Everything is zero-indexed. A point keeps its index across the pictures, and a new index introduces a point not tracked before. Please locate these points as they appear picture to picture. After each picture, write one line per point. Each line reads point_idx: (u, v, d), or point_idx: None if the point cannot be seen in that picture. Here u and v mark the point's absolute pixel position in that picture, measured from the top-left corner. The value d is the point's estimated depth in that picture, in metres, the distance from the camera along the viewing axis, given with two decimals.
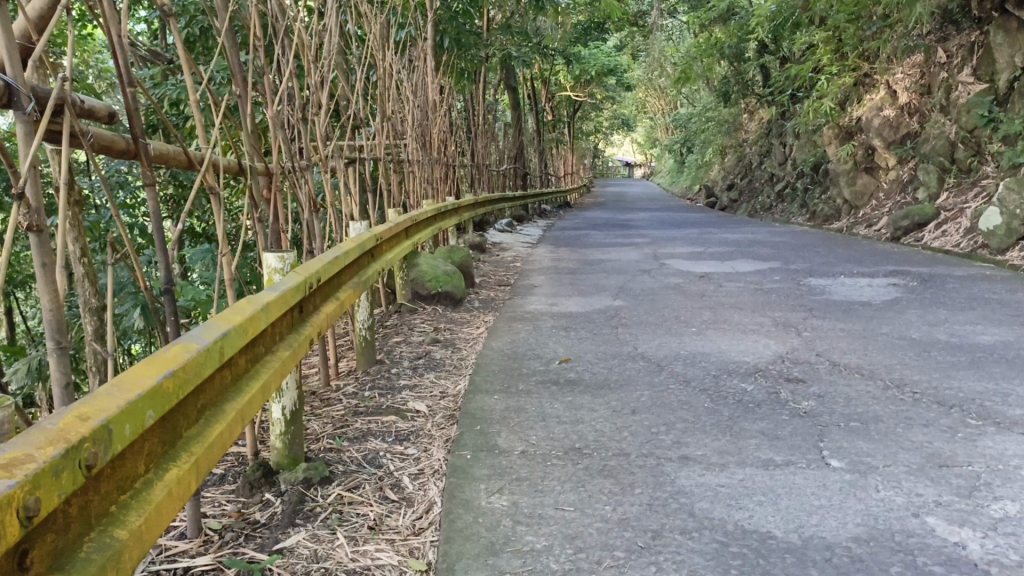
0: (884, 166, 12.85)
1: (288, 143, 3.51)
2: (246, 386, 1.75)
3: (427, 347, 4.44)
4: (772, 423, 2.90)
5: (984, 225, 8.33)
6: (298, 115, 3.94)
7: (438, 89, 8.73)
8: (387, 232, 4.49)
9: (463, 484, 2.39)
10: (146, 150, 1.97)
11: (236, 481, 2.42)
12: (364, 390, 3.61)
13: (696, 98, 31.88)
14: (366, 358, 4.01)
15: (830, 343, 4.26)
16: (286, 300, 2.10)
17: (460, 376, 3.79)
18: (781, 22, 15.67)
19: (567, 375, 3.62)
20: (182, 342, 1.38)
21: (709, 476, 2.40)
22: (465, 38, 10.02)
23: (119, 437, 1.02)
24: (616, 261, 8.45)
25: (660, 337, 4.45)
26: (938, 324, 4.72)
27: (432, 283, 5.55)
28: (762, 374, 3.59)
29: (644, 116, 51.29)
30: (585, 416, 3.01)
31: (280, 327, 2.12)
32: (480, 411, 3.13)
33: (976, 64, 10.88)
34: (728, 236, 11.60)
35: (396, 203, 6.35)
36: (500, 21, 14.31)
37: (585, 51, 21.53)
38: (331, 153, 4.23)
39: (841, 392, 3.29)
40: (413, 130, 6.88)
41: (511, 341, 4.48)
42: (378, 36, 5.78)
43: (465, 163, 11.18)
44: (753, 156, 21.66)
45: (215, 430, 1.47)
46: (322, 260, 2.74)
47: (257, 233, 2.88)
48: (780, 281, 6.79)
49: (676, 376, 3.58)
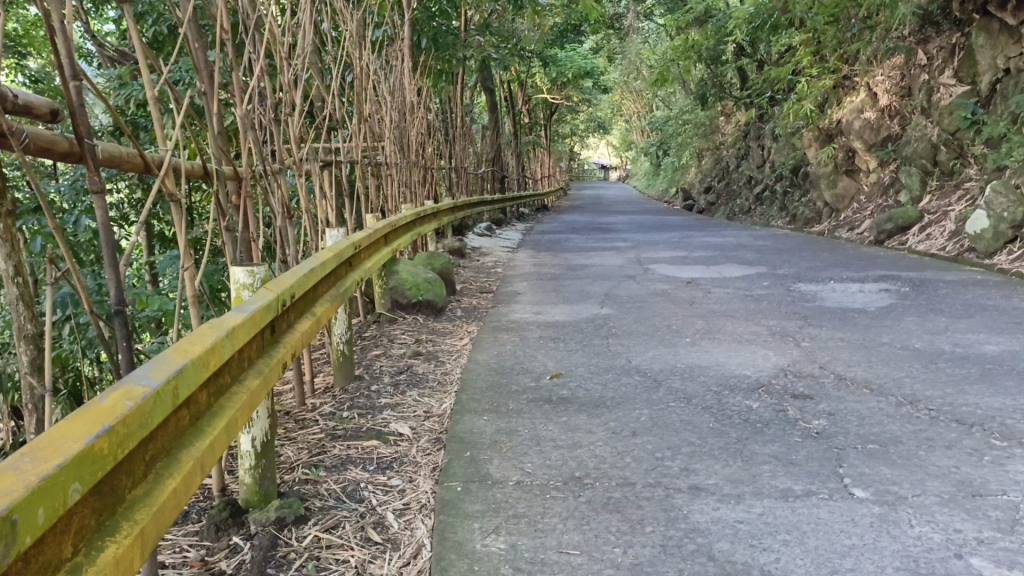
0: (864, 168, 12.78)
1: (260, 145, 3.26)
2: (208, 427, 1.50)
3: (409, 361, 4.19)
4: (785, 446, 2.70)
5: (970, 228, 8.24)
6: (270, 115, 3.68)
7: (416, 90, 8.48)
8: (366, 239, 4.24)
9: (455, 522, 2.16)
10: (93, 151, 1.72)
11: (202, 519, 2.17)
12: (342, 410, 3.36)
13: (671, 100, 31.82)
14: (344, 374, 3.76)
15: (832, 354, 4.07)
16: (256, 322, 1.85)
17: (445, 394, 3.55)
18: (760, 24, 15.59)
19: (560, 393, 3.39)
20: (127, 382, 1.15)
21: (725, 511, 2.18)
22: (443, 38, 9.77)
23: (27, 526, 0.79)
24: (599, 267, 8.24)
25: (654, 348, 4.24)
26: (939, 333, 4.56)
27: (411, 291, 5.30)
28: (766, 390, 3.39)
29: (619, 119, 51.28)
30: (584, 439, 2.78)
31: (248, 353, 1.87)
32: (470, 434, 2.89)
33: (957, 67, 10.82)
34: (710, 240, 11.45)
35: (374, 208, 6.09)
36: (478, 21, 14.06)
37: (561, 53, 21.33)
38: (306, 156, 3.99)
39: (852, 410, 3.09)
40: (391, 132, 6.63)
41: (497, 353, 4.25)
42: (355, 35, 5.54)
43: (442, 166, 10.93)
44: (731, 159, 21.61)
45: (169, 485, 1.23)
46: (297, 273, 2.48)
47: (226, 245, 2.62)
48: (769, 286, 6.62)
49: (675, 393, 3.36)
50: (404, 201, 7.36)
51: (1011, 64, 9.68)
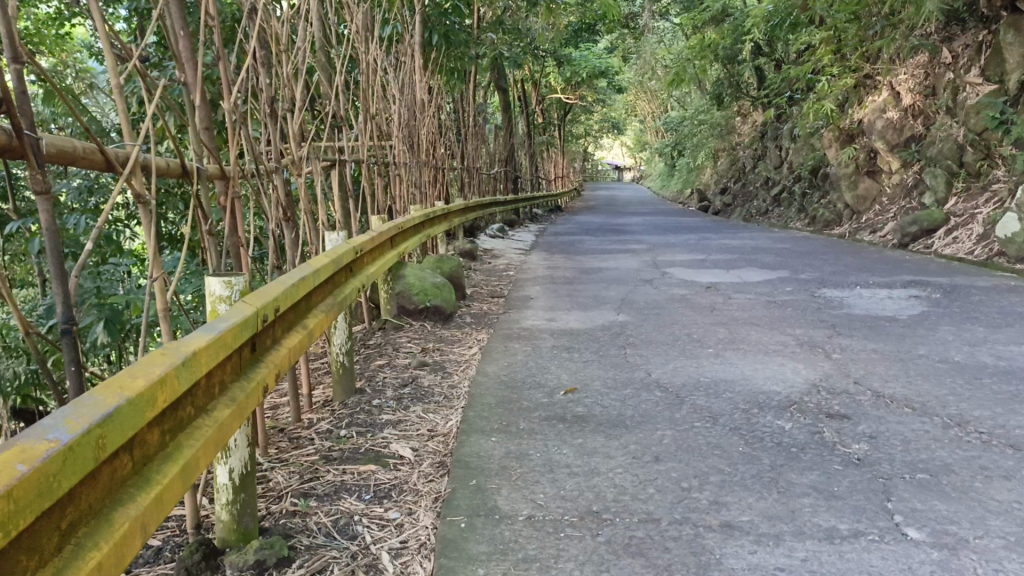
0: (887, 169, 12.43)
1: (253, 143, 3.03)
2: (158, 474, 1.26)
3: (414, 372, 3.95)
4: (825, 475, 2.43)
5: (1001, 232, 7.92)
6: (266, 110, 3.45)
7: (427, 88, 8.26)
8: (369, 243, 4.01)
9: (458, 567, 1.92)
10: (37, 150, 1.49)
11: (173, 561, 1.93)
12: (340, 428, 3.13)
13: (687, 100, 31.44)
14: (344, 388, 3.52)
15: (866, 367, 3.79)
16: (227, 341, 1.61)
17: (451, 409, 3.31)
18: (779, 22, 15.27)
19: (575, 410, 3.14)
20: (26, 441, 0.91)
21: (764, 555, 1.93)
22: (455, 36, 9.53)
23: None
24: (615, 270, 7.98)
25: (675, 360, 3.97)
26: (980, 344, 4.27)
27: (419, 297, 5.08)
28: (798, 408, 3.12)
29: (633, 119, 50.88)
30: (601, 465, 2.53)
31: (217, 376, 1.63)
32: (476, 458, 2.64)
33: (984, 64, 10.45)
34: (728, 243, 11.16)
35: (381, 210, 5.85)
36: (490, 19, 13.81)
37: (576, 53, 21.05)
38: (307, 154, 3.75)
39: (895, 432, 2.82)
40: (400, 131, 6.39)
41: (508, 364, 4.00)
42: (361, 29, 5.32)
43: (454, 166, 10.70)
44: (748, 159, 21.26)
45: (90, 563, 0.99)
46: (283, 283, 2.24)
47: (208, 252, 2.39)
48: (793, 292, 6.34)
49: (700, 411, 3.10)
50: (414, 202, 7.14)
51: None
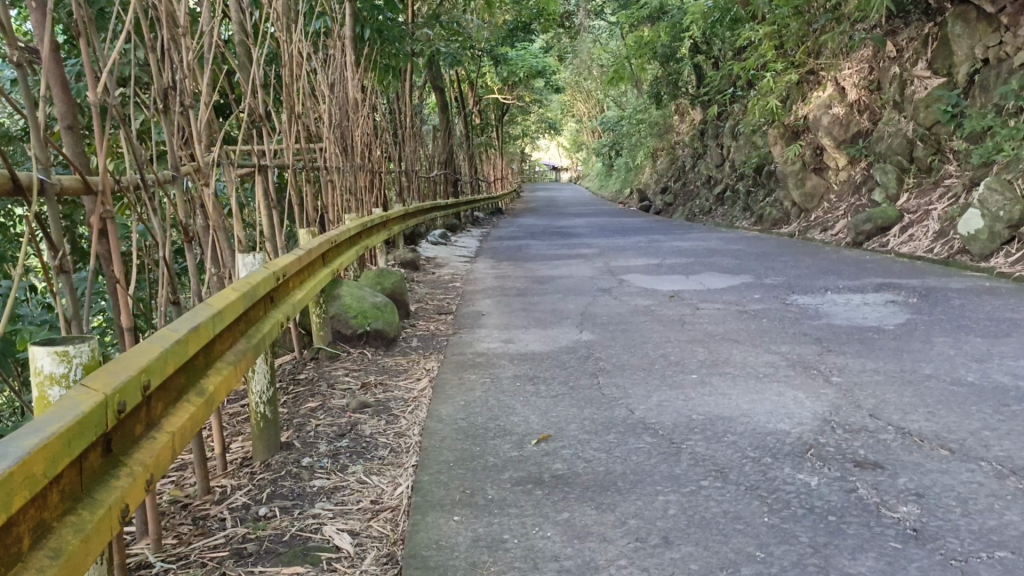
0: (833, 165, 12.19)
1: (134, 144, 2.36)
2: None
3: (352, 417, 3.31)
4: (883, 560, 1.92)
5: (963, 229, 7.63)
6: (160, 107, 2.79)
7: (360, 86, 7.59)
8: (294, 264, 3.35)
9: None
10: None
11: None
12: (258, 502, 2.49)
13: (622, 100, 31.12)
14: (266, 444, 2.87)
15: (874, 394, 3.31)
16: (33, 474, 0.99)
17: (400, 470, 2.69)
18: (719, 17, 14.98)
19: (554, 469, 2.56)
20: None
21: None
22: (390, 30, 8.87)
23: None
24: (568, 278, 7.42)
25: (659, 392, 3.43)
26: (987, 360, 3.85)
27: (356, 320, 4.46)
28: (818, 455, 2.62)
29: (570, 120, 50.46)
30: (598, 556, 1.97)
31: (24, 526, 1.02)
32: (437, 550, 2.05)
33: (931, 57, 10.23)
34: (679, 244, 10.73)
35: (312, 220, 5.19)
36: (425, 14, 13.15)
37: (512, 52, 20.45)
38: (216, 159, 3.10)
39: (945, 488, 2.32)
40: (332, 132, 5.74)
41: (465, 404, 3.39)
42: (284, 17, 4.66)
43: (391, 170, 10.02)
44: (687, 158, 20.98)
45: None
46: (163, 340, 1.61)
47: (57, 296, 1.73)
48: (763, 300, 5.89)
49: (704, 465, 2.56)
50: (348, 209, 6.46)
51: (990, 53, 9.15)
